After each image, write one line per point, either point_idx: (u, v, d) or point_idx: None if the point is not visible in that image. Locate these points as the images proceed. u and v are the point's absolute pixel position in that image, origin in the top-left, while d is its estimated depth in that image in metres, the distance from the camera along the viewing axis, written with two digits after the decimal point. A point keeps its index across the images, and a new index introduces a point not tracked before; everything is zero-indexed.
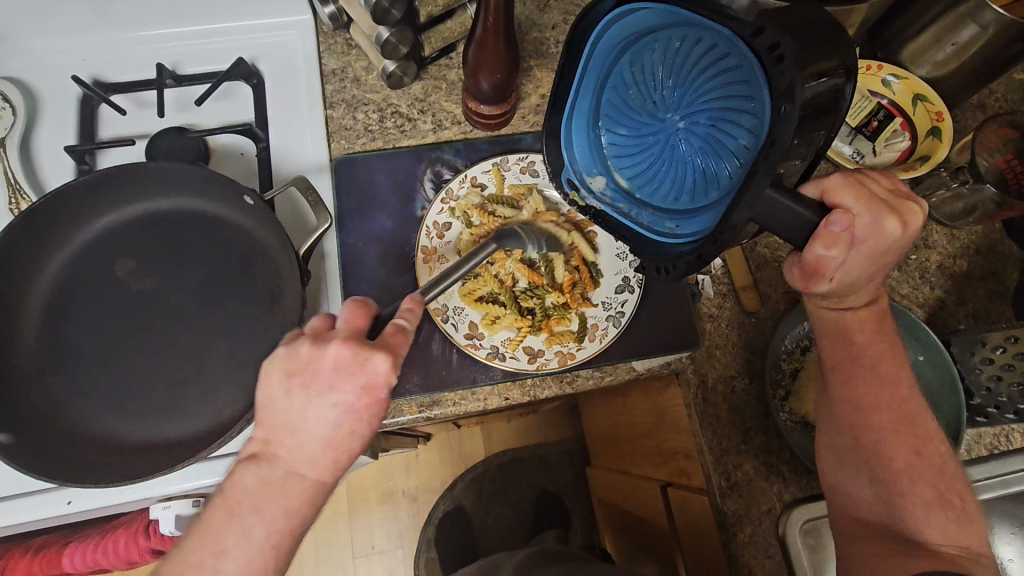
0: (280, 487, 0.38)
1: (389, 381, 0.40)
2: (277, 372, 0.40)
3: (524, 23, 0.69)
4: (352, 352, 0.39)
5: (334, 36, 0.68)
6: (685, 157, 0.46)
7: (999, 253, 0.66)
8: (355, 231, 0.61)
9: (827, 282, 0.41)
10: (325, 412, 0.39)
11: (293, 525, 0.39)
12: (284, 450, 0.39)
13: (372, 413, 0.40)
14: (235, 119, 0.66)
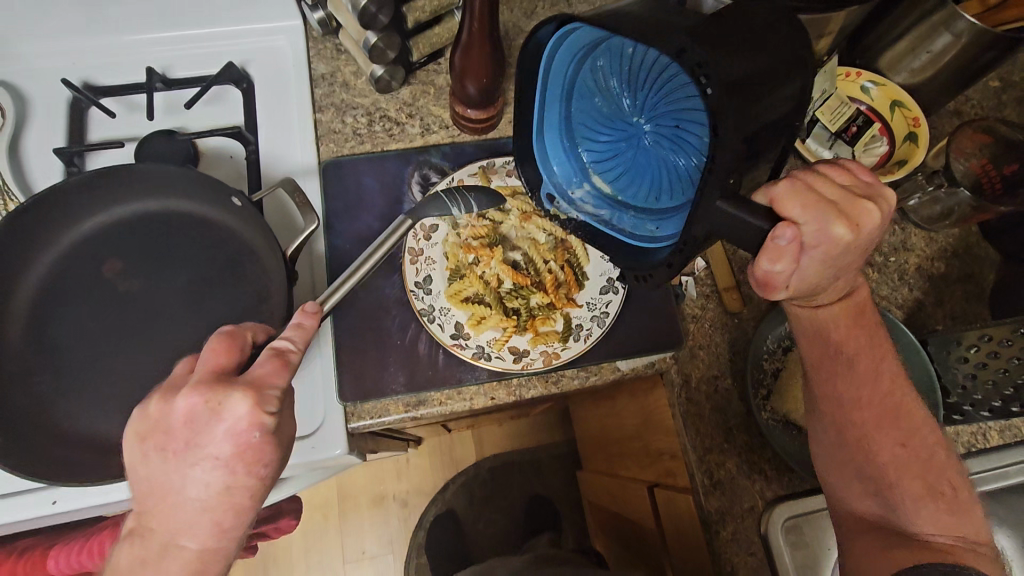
0: (158, 560, 0.38)
1: (253, 422, 0.38)
2: (131, 437, 0.39)
3: (511, 30, 0.70)
4: (203, 401, 0.38)
5: (323, 41, 0.69)
6: (655, 161, 0.48)
7: (975, 255, 0.67)
8: (343, 233, 0.62)
9: (782, 290, 0.42)
10: (193, 469, 0.38)
11: (198, 571, 0.39)
12: (158, 513, 0.38)
13: (247, 460, 0.38)
14: (224, 122, 0.66)
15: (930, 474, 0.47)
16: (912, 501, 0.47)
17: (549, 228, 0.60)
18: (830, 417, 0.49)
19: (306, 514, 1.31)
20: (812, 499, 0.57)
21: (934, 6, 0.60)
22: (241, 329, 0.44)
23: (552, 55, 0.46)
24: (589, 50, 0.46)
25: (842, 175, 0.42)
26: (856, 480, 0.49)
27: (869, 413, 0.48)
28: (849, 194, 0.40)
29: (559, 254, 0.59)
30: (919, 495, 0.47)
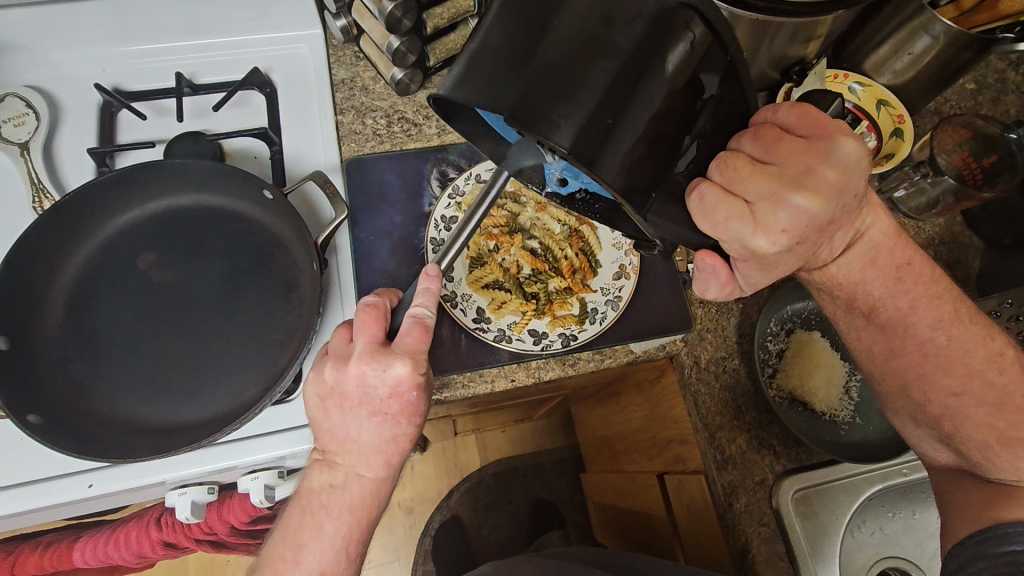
0: (345, 484, 0.47)
1: (412, 383, 0.46)
2: (313, 396, 0.47)
3: None
4: (371, 367, 0.45)
5: (343, 49, 0.73)
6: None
7: (961, 243, 0.71)
8: (365, 226, 0.64)
9: (742, 290, 0.49)
10: (362, 421, 0.47)
11: (373, 496, 0.48)
12: (341, 451, 0.48)
13: (406, 412, 0.47)
14: (249, 125, 0.69)
15: (1000, 416, 0.49)
16: (978, 449, 0.49)
17: (563, 218, 0.64)
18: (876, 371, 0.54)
19: None
20: (820, 470, 0.59)
21: (915, 11, 0.65)
22: (386, 297, 0.50)
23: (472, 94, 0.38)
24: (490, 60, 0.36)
25: (777, 145, 0.41)
26: (912, 424, 0.53)
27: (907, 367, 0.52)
28: (776, 183, 0.40)
29: (574, 243, 0.63)
30: (989, 443, 0.49)
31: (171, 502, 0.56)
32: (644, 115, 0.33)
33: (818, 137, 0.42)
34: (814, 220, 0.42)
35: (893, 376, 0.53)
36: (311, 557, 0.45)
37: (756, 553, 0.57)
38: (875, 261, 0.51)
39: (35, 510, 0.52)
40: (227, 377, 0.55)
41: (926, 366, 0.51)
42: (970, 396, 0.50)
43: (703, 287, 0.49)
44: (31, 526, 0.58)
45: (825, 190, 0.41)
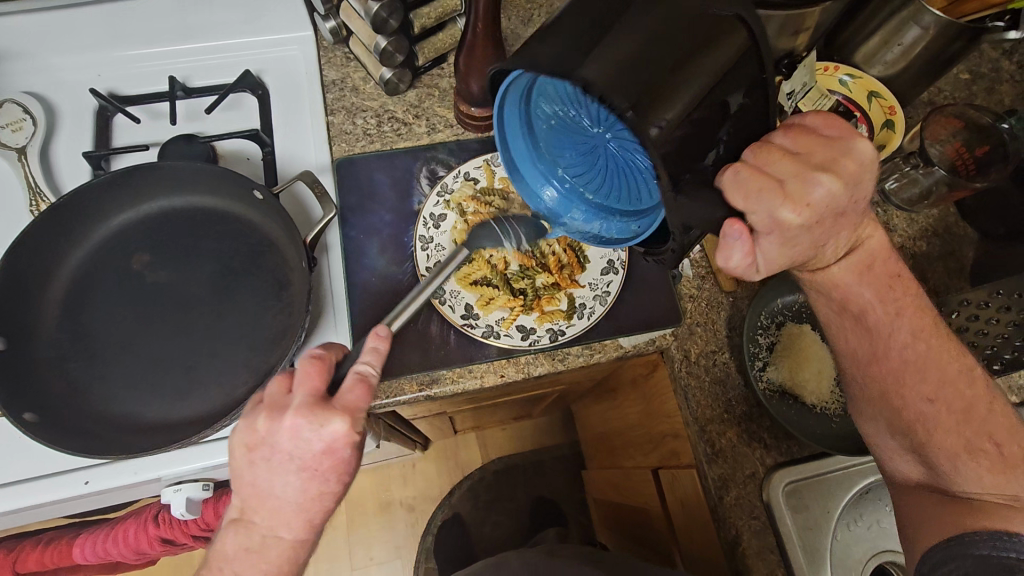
0: (261, 547, 0.44)
1: (347, 442, 0.44)
2: (240, 445, 0.44)
3: (509, 36, 0.77)
4: (307, 422, 0.43)
5: (333, 50, 0.74)
6: (629, 147, 0.53)
7: (955, 234, 0.71)
8: (355, 224, 0.65)
9: (755, 274, 0.47)
10: (289, 478, 0.44)
11: (290, 559, 0.45)
12: (261, 511, 0.44)
13: (337, 471, 0.45)
14: (241, 127, 0.70)
15: (970, 426, 0.49)
16: (948, 457, 0.49)
17: None
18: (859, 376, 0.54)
19: None
20: (811, 463, 0.59)
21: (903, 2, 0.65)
22: (331, 350, 0.49)
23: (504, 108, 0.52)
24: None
25: (801, 138, 0.43)
26: (887, 433, 0.52)
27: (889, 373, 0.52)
28: (803, 165, 0.42)
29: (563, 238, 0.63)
30: (957, 451, 0.49)
31: (166, 498, 0.57)
32: (684, 96, 0.35)
33: (840, 135, 0.44)
34: (835, 206, 0.43)
35: (878, 381, 0.52)
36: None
37: (747, 546, 0.57)
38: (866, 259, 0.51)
39: (34, 506, 0.53)
40: (219, 376, 0.56)
41: (908, 373, 0.51)
42: (942, 403, 0.50)
43: (723, 255, 0.45)
44: (29, 523, 0.59)
45: (846, 177, 0.43)
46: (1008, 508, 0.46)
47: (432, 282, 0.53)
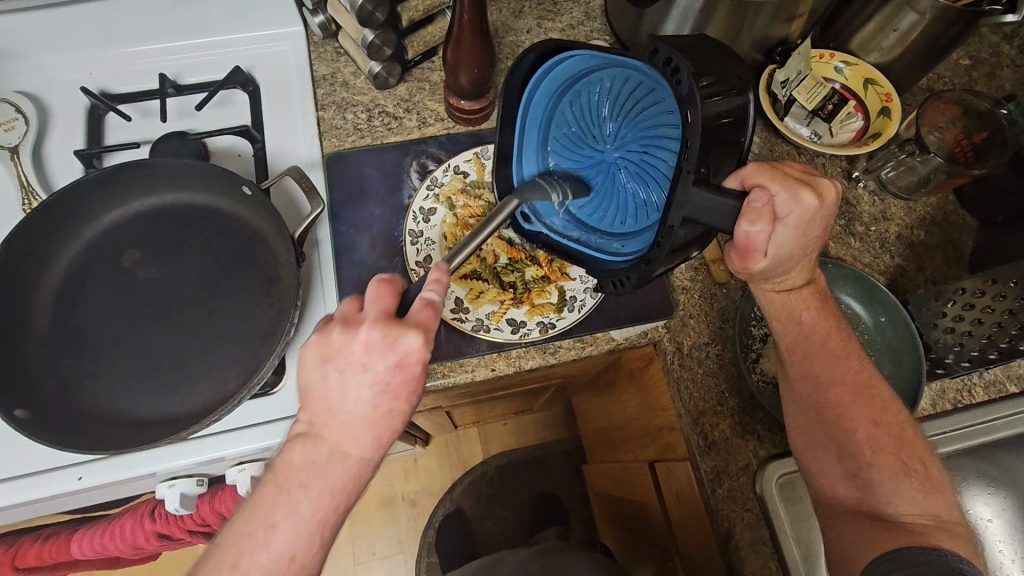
0: (327, 463, 0.43)
1: (420, 358, 0.44)
2: (313, 356, 0.44)
3: (500, 28, 0.77)
4: (380, 335, 0.43)
5: (323, 45, 0.74)
6: (632, 169, 0.57)
7: (954, 223, 0.70)
8: (345, 219, 0.65)
9: (760, 258, 0.46)
10: (362, 389, 0.43)
11: (354, 478, 0.44)
12: (330, 425, 0.44)
13: (407, 389, 0.45)
14: (232, 123, 0.70)
15: (903, 449, 0.50)
16: (888, 478, 0.50)
17: None
18: (802, 403, 0.53)
19: None
20: None
21: None
22: (399, 277, 0.49)
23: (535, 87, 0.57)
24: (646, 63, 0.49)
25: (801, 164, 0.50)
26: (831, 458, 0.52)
27: (834, 399, 0.51)
28: (807, 175, 0.47)
29: None
30: (895, 472, 0.50)
31: (160, 494, 0.57)
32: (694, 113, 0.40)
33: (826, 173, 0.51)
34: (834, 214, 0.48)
35: (823, 406, 0.51)
36: (283, 538, 0.41)
37: (739, 538, 0.57)
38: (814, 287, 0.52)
39: (27, 502, 0.53)
40: (209, 371, 0.56)
41: (851, 403, 0.51)
42: (885, 426, 0.51)
43: (755, 225, 0.42)
44: (26, 518, 0.60)
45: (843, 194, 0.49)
46: (931, 527, 0.48)
47: (485, 227, 0.48)
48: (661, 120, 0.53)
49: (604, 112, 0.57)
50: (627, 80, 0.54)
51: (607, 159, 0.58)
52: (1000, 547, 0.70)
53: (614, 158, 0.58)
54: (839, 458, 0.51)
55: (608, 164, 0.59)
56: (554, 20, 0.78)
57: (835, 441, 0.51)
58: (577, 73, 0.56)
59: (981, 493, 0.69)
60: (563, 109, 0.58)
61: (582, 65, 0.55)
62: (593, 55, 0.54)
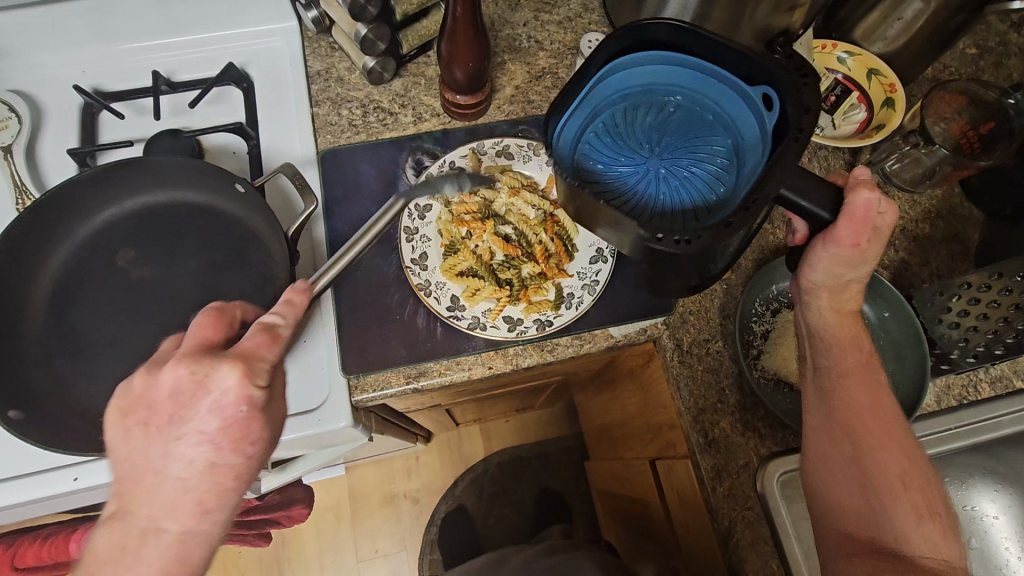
0: (138, 548, 0.39)
1: (239, 398, 0.40)
2: (114, 410, 0.41)
3: (496, 21, 0.76)
4: (186, 373, 0.40)
5: (318, 40, 0.73)
6: (680, 179, 0.46)
7: (960, 215, 0.69)
8: (341, 216, 0.64)
9: (864, 244, 0.44)
10: (185, 448, 0.40)
11: (177, 556, 0.40)
12: (144, 495, 0.40)
13: (236, 439, 0.41)
14: (226, 120, 0.69)
15: (917, 491, 0.49)
16: (912, 517, 0.48)
17: (538, 201, 0.64)
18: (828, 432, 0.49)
19: (318, 515, 1.31)
20: None
21: None
22: (229, 307, 0.47)
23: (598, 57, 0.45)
24: (743, 89, 0.44)
25: None
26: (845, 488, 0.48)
27: (867, 437, 0.48)
28: None
29: (553, 227, 0.63)
30: (919, 512, 0.48)
31: None
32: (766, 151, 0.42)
33: None
34: None
35: (858, 436, 0.49)
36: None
37: (739, 536, 0.56)
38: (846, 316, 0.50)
39: (23, 503, 0.53)
40: None
41: (881, 445, 0.49)
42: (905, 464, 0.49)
43: (872, 190, 0.42)
44: (24, 518, 0.60)
45: None
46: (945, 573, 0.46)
47: (358, 243, 0.50)
48: (719, 159, 0.46)
49: (656, 128, 0.48)
50: (692, 113, 0.47)
51: (647, 170, 0.46)
52: (1006, 545, 0.69)
53: (656, 170, 0.46)
54: (866, 496, 0.48)
55: (647, 175, 0.46)
56: (551, 12, 0.77)
57: (866, 479, 0.48)
58: (653, 77, 0.47)
59: (986, 490, 0.68)
60: (622, 105, 0.47)
61: (667, 66, 0.46)
62: (677, 64, 0.46)
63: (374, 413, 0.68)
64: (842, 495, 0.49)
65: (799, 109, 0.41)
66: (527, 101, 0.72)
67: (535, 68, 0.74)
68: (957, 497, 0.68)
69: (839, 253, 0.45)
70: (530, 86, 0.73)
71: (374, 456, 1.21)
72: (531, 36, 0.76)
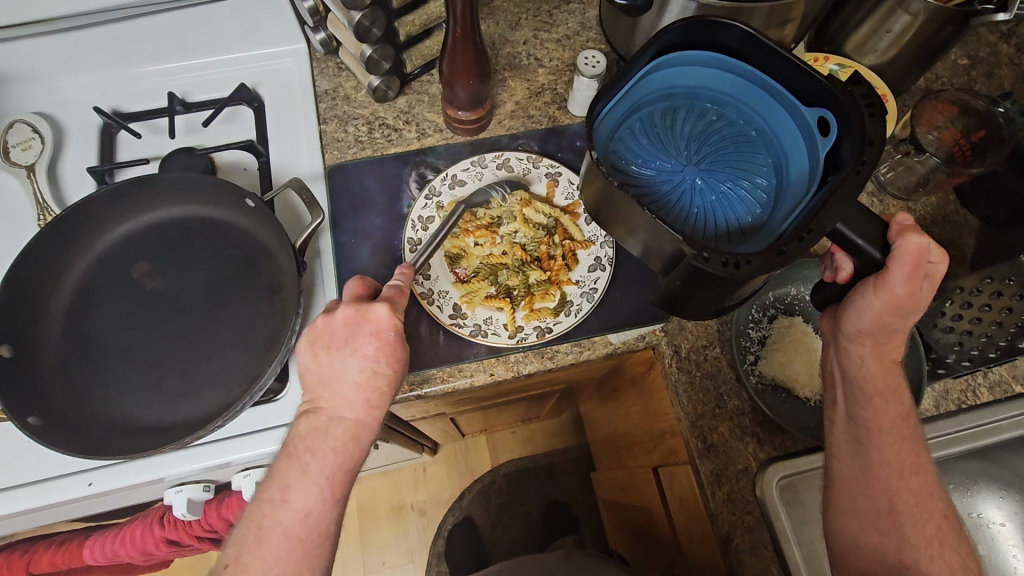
0: (328, 427, 0.47)
1: (391, 324, 0.49)
2: (304, 343, 0.50)
3: (497, 40, 0.79)
4: (354, 309, 0.50)
5: (326, 61, 0.76)
6: (718, 195, 0.50)
7: (955, 222, 0.69)
8: (346, 229, 0.66)
9: (912, 285, 0.44)
10: (351, 362, 0.48)
11: (354, 439, 0.48)
12: (329, 398, 0.48)
13: (387, 354, 0.49)
14: (236, 138, 0.72)
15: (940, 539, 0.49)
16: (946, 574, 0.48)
17: (548, 210, 0.65)
18: (846, 475, 0.51)
19: None
20: (805, 457, 0.58)
21: None
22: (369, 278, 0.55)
23: (661, 65, 0.51)
24: (795, 111, 0.48)
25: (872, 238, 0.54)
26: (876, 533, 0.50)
27: (900, 492, 0.50)
28: None
29: (557, 235, 0.65)
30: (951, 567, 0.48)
31: (168, 499, 0.59)
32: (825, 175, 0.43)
33: None
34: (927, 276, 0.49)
35: (895, 494, 0.50)
36: (298, 496, 0.44)
37: (739, 540, 0.56)
38: (885, 364, 0.50)
39: (39, 507, 0.55)
40: (214, 380, 0.57)
41: (914, 500, 0.50)
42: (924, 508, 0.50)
43: (921, 235, 0.43)
44: (41, 524, 0.61)
45: None
46: None
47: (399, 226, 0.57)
48: (755, 179, 0.50)
49: (700, 137, 0.52)
50: (738, 127, 0.52)
51: (684, 178, 0.51)
52: (1014, 552, 0.68)
53: (692, 179, 0.51)
54: (895, 546, 0.50)
55: (682, 182, 0.51)
56: (550, 30, 0.80)
57: (896, 531, 0.50)
58: (709, 88, 0.52)
59: (991, 496, 0.68)
60: (673, 112, 0.52)
61: (723, 81, 0.51)
62: (736, 79, 0.51)
63: (379, 422, 0.69)
64: (870, 541, 0.50)
65: (861, 143, 0.41)
66: (526, 116, 0.74)
67: (534, 83, 0.76)
68: (961, 502, 0.68)
69: (888, 298, 0.45)
70: (529, 101, 0.75)
71: (382, 467, 1.22)
72: (531, 53, 0.78)
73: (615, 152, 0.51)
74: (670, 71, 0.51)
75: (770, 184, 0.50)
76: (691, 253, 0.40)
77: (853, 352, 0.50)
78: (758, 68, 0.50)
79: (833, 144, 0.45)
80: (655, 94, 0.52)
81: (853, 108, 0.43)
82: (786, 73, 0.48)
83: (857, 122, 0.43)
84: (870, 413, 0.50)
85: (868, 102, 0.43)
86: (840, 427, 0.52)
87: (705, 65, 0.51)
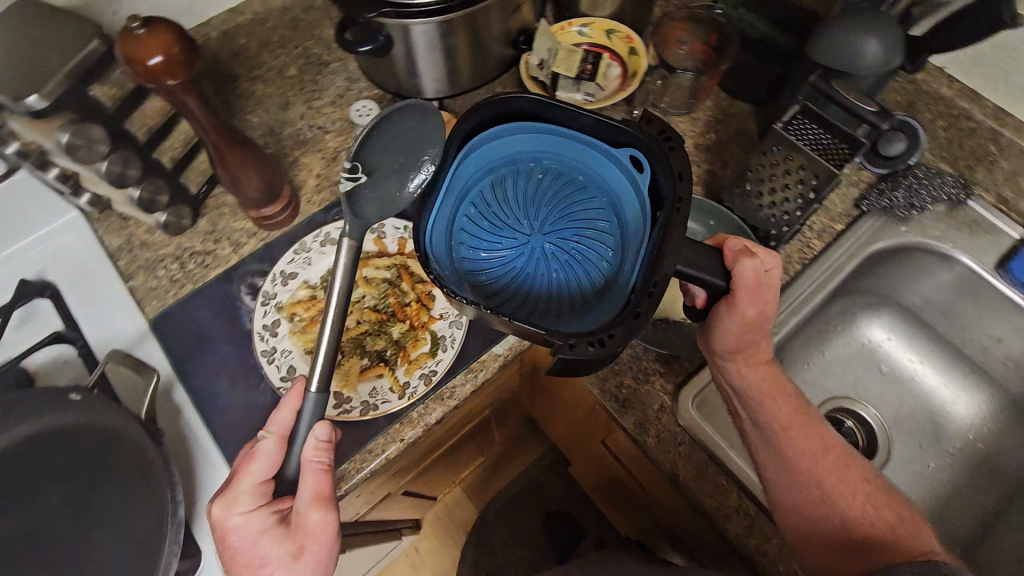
0: None
1: (228, 523, 0.47)
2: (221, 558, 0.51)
3: (274, 126, 0.78)
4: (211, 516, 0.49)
5: (107, 217, 0.71)
6: (567, 256, 0.51)
7: (734, 113, 0.77)
8: (197, 372, 0.62)
9: (757, 300, 0.49)
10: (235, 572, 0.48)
11: None
12: None
13: (255, 551, 0.47)
14: (42, 336, 0.66)
15: None
16: None
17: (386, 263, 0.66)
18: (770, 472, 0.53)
19: None
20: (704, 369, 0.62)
21: None
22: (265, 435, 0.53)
23: (472, 145, 0.52)
24: (607, 151, 0.51)
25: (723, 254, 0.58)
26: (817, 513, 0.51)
27: (824, 474, 0.52)
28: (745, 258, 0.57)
29: (405, 281, 0.65)
30: (893, 525, 0.50)
31: None
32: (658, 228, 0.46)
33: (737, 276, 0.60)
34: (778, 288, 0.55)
35: (819, 475, 0.52)
36: None
37: (685, 472, 0.59)
38: (763, 368, 0.54)
39: None
40: None
41: (836, 476, 0.52)
42: None
43: (751, 257, 0.48)
44: None
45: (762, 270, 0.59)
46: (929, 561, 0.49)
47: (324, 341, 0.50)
48: (597, 225, 0.51)
49: (536, 197, 0.53)
50: (567, 175, 0.53)
51: (532, 250, 0.52)
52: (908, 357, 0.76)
53: (542, 246, 0.52)
54: (843, 526, 0.51)
55: (533, 254, 0.52)
56: (321, 96, 0.80)
57: (836, 514, 0.51)
58: (525, 149, 0.53)
59: (870, 320, 0.76)
60: (501, 185, 0.53)
61: (535, 140, 0.53)
62: (547, 134, 0.53)
63: None
64: (821, 532, 0.51)
65: (673, 175, 0.47)
66: (332, 184, 0.74)
67: (327, 151, 0.76)
68: (847, 339, 0.76)
69: (741, 320, 0.50)
70: (329, 169, 0.75)
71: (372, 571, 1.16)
72: (312, 124, 0.78)
73: (458, 252, 0.50)
74: (482, 148, 0.52)
75: (612, 226, 0.51)
76: (557, 349, 0.42)
77: (731, 368, 0.54)
78: (561, 120, 0.52)
79: (649, 177, 0.49)
80: (476, 176, 0.52)
81: (654, 146, 0.48)
82: (591, 118, 0.51)
83: (662, 157, 0.47)
84: (765, 413, 0.53)
85: (664, 138, 0.48)
86: (750, 435, 0.54)
87: (513, 131, 0.52)
